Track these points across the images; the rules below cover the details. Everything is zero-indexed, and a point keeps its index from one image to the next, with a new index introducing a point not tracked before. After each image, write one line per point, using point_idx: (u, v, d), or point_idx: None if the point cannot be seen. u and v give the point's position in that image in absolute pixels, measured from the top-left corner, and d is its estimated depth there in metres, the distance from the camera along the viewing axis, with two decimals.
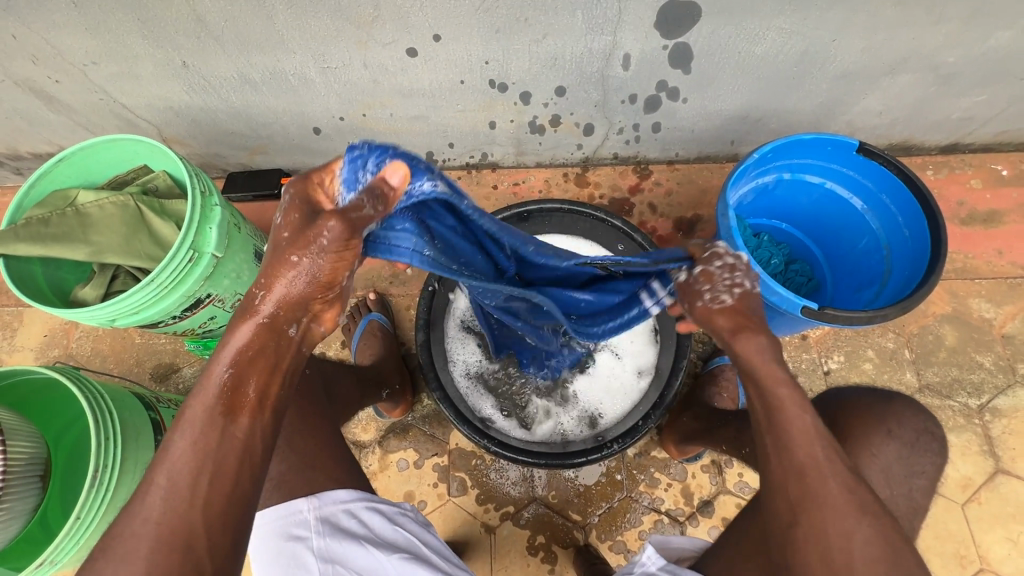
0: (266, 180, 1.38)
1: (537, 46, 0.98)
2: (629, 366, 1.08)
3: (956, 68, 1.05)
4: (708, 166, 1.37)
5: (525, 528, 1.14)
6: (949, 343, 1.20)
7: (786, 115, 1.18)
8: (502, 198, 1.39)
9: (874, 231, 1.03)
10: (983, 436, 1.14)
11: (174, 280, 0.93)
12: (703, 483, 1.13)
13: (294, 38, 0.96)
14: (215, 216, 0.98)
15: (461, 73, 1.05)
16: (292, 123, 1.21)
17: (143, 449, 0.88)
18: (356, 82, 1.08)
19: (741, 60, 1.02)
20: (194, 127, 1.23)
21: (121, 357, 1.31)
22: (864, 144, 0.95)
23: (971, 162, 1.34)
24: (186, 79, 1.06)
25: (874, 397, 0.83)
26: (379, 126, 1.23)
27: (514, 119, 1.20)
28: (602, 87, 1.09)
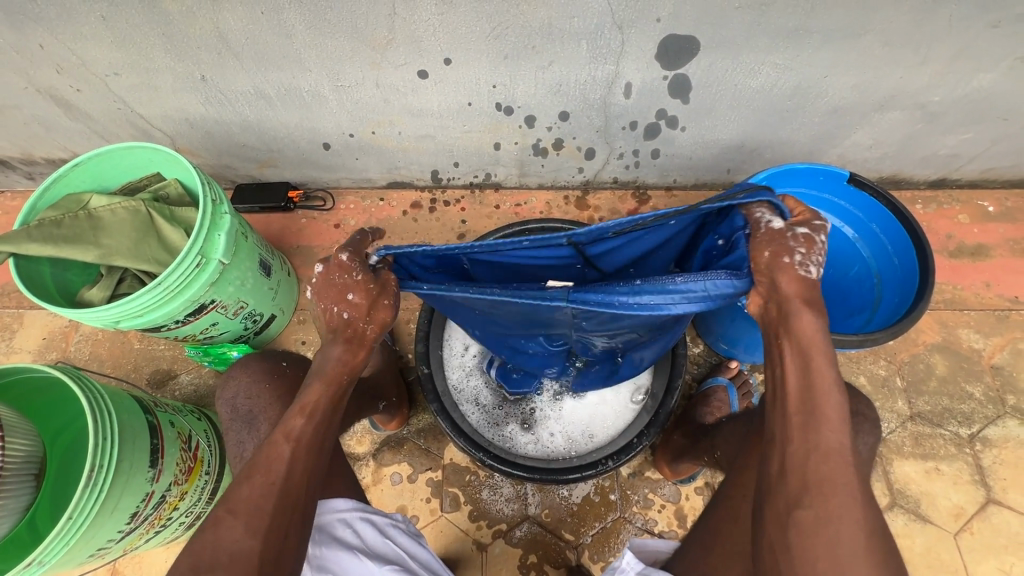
0: (273, 193, 1.41)
1: (543, 73, 1.03)
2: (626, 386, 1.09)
3: (941, 107, 1.10)
4: (705, 194, 1.42)
5: (517, 547, 1.13)
6: (939, 373, 1.22)
7: (780, 146, 1.23)
8: (504, 217, 1.42)
9: (864, 259, 1.06)
10: (974, 465, 1.15)
11: (180, 285, 0.95)
12: (696, 505, 1.13)
13: (311, 57, 1.00)
14: (224, 224, 1.00)
15: (469, 96, 1.10)
16: (303, 138, 1.25)
17: (139, 451, 0.88)
18: (368, 101, 1.12)
19: (738, 93, 1.06)
20: (207, 139, 1.26)
21: (119, 362, 1.31)
22: (855, 175, 0.98)
23: (958, 198, 1.38)
24: (204, 92, 1.10)
25: (866, 418, 0.84)
26: (387, 144, 1.26)
27: (519, 141, 1.24)
28: (604, 114, 1.14)
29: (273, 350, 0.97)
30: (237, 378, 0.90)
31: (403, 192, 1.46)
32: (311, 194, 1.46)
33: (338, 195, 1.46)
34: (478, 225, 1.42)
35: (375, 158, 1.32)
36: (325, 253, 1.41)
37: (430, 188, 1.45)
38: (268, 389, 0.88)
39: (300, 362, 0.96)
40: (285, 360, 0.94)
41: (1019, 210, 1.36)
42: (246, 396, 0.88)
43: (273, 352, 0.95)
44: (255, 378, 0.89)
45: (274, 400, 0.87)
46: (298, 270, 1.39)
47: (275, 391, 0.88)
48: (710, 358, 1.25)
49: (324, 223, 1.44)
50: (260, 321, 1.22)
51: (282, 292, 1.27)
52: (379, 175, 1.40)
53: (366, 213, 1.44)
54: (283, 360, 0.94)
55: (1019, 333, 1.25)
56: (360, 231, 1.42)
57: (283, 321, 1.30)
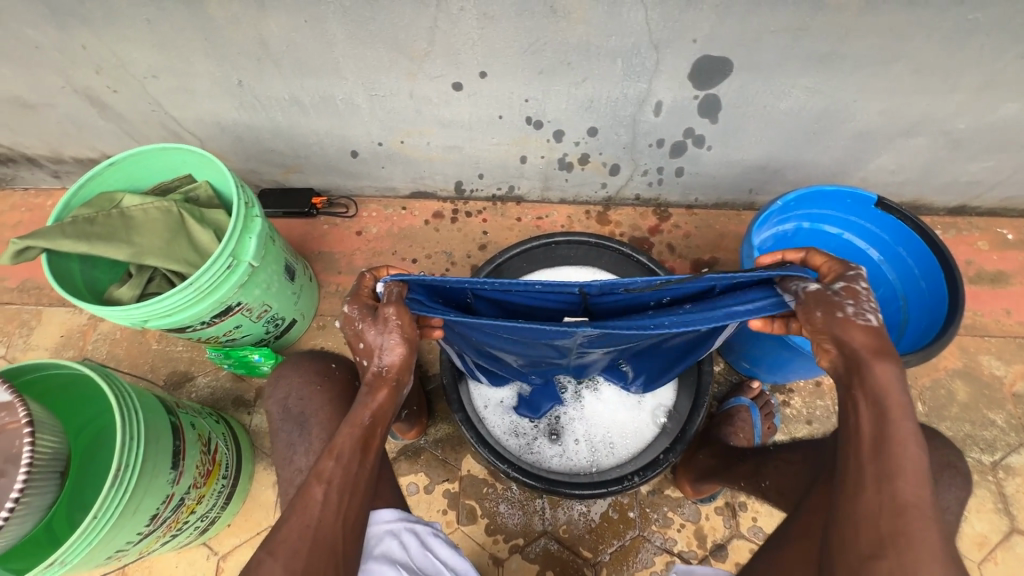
0: (297, 199, 1.42)
1: (576, 88, 1.04)
2: (650, 404, 1.09)
3: (965, 135, 1.12)
4: (726, 213, 1.43)
5: (534, 563, 1.11)
6: (961, 398, 1.22)
7: (803, 168, 1.24)
8: (525, 230, 1.43)
9: (890, 282, 1.07)
10: (997, 493, 1.13)
11: (210, 285, 0.95)
12: (716, 525, 1.12)
13: (348, 66, 1.02)
14: (255, 226, 1.01)
15: (500, 109, 1.11)
16: (332, 145, 1.26)
17: (161, 452, 0.87)
18: (400, 111, 1.13)
19: (766, 114, 1.08)
20: (237, 144, 1.28)
21: (136, 362, 1.30)
22: (883, 199, 1.00)
23: (977, 225, 1.39)
24: (239, 97, 1.12)
25: None
26: (415, 153, 1.28)
27: (545, 155, 1.26)
28: (632, 131, 1.15)
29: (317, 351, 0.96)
30: (288, 378, 0.90)
31: (425, 202, 1.47)
32: (334, 200, 1.46)
33: (360, 203, 1.47)
34: (500, 237, 1.42)
35: (401, 167, 1.34)
36: (346, 260, 1.41)
37: (452, 199, 1.46)
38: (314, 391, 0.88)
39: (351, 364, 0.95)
40: (333, 361, 0.93)
41: None
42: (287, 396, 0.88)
43: (321, 354, 0.95)
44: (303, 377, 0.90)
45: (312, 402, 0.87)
46: (318, 276, 1.39)
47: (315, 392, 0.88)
48: (732, 377, 1.24)
49: (346, 229, 1.44)
50: (281, 326, 1.22)
51: (304, 297, 1.27)
52: (403, 184, 1.41)
53: (388, 222, 1.45)
54: (333, 361, 0.93)
55: None
56: (382, 239, 1.43)
57: (302, 326, 1.30)
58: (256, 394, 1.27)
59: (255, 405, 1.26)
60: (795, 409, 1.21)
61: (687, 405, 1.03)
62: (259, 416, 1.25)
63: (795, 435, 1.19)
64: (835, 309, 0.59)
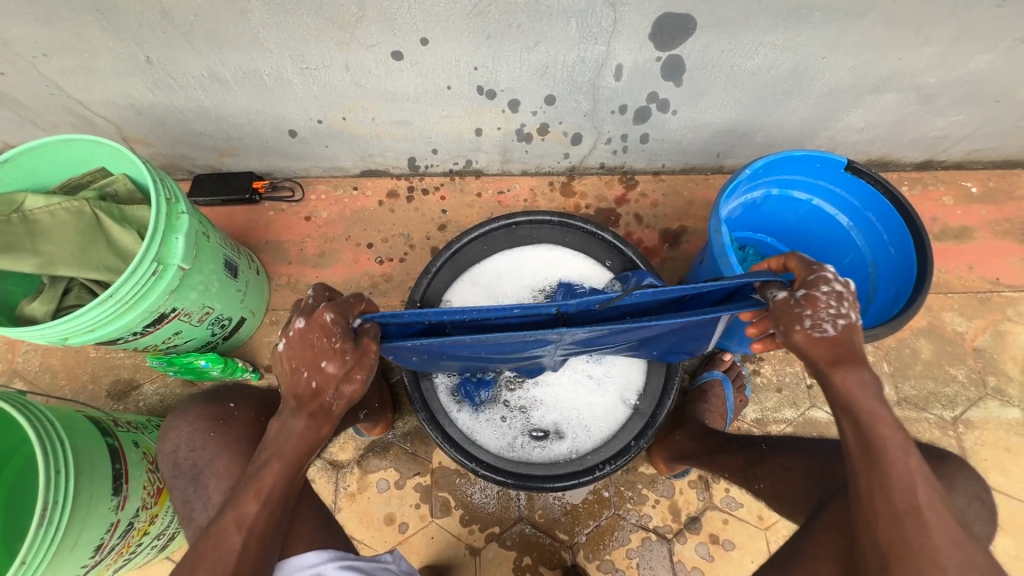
0: (236, 184, 1.31)
1: (528, 54, 0.95)
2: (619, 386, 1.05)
3: (936, 89, 1.08)
4: (693, 178, 1.38)
5: (511, 549, 1.10)
6: (924, 357, 1.23)
7: (771, 130, 1.20)
8: (486, 206, 1.36)
9: (859, 248, 1.05)
10: (957, 448, 1.16)
11: (136, 295, 0.86)
12: (690, 498, 1.12)
13: (270, 36, 0.90)
14: (182, 225, 0.90)
15: (448, 79, 1.01)
16: (266, 125, 1.14)
17: (100, 478, 0.81)
18: (337, 85, 1.02)
19: (732, 74, 1.01)
20: (158, 127, 1.14)
21: (74, 373, 1.21)
22: (853, 162, 0.96)
23: (943, 179, 1.38)
24: (150, 75, 0.98)
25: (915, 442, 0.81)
26: (360, 130, 1.17)
27: (501, 127, 1.16)
28: (592, 97, 1.07)
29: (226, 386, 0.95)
30: (175, 429, 0.87)
31: (377, 180, 1.37)
32: (278, 183, 1.35)
33: (307, 185, 1.36)
34: (460, 215, 1.35)
35: (347, 145, 1.23)
36: (297, 249, 1.32)
37: (406, 176, 1.37)
38: (211, 441, 0.85)
39: (250, 398, 0.92)
40: (232, 401, 0.90)
41: (1001, 189, 1.37)
42: (186, 449, 0.85)
43: (223, 392, 0.93)
44: (197, 428, 0.86)
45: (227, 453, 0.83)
46: (268, 266, 1.30)
47: (217, 441, 0.85)
48: (702, 351, 1.24)
49: (294, 215, 1.34)
50: (228, 326, 1.14)
51: (251, 292, 1.18)
52: (351, 162, 1.30)
53: (339, 204, 1.35)
54: (230, 400, 0.90)
55: (1001, 315, 1.27)
56: (334, 223, 1.34)
57: (253, 323, 1.22)
58: None
59: None
60: (765, 377, 1.21)
61: (660, 384, 1.01)
62: None
63: (765, 404, 1.19)
64: (797, 323, 0.63)
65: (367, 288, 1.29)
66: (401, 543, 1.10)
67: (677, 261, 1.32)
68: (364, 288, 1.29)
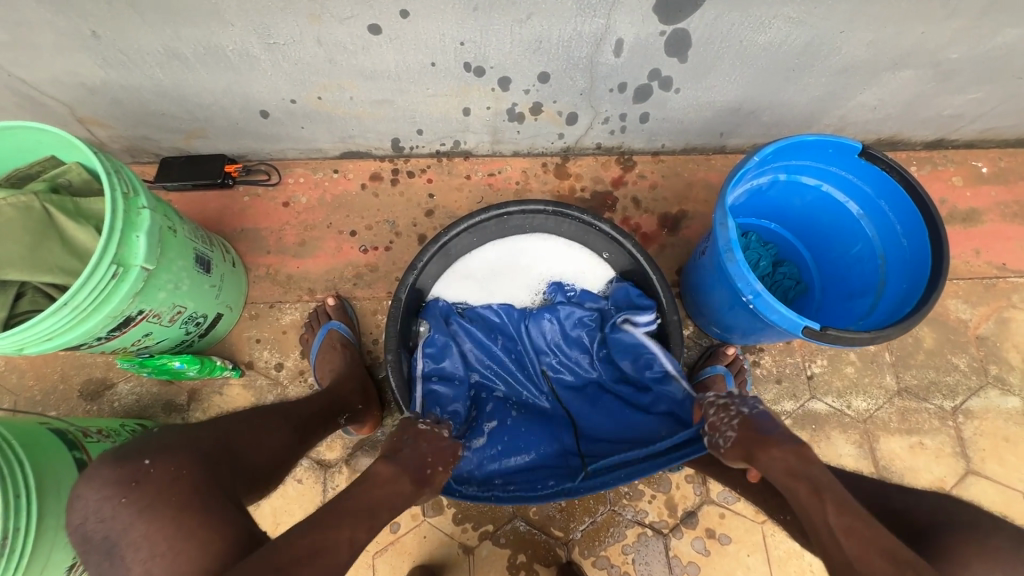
0: (206, 168, 1.22)
1: (520, 27, 0.86)
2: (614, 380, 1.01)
3: (957, 66, 1.00)
4: (694, 158, 1.31)
5: (505, 547, 1.08)
6: (927, 345, 1.20)
7: (779, 108, 1.12)
8: (476, 190, 1.28)
9: (869, 238, 0.99)
10: (956, 438, 1.15)
11: (95, 301, 0.79)
12: (687, 493, 1.10)
13: (231, 8, 0.80)
14: (143, 222, 0.83)
15: (432, 55, 0.92)
16: (234, 105, 1.05)
17: (68, 496, 0.76)
18: (310, 62, 0.93)
19: (742, 50, 0.93)
20: (115, 107, 1.04)
21: (43, 373, 1.15)
22: (867, 148, 0.90)
23: (952, 158, 1.32)
24: (99, 52, 0.88)
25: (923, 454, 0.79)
26: (337, 110, 1.08)
27: (491, 106, 1.08)
28: (590, 74, 0.98)
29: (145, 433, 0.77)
30: (87, 496, 0.69)
31: (359, 162, 1.28)
32: (252, 167, 1.26)
33: (283, 167, 1.27)
34: (448, 199, 1.27)
35: (325, 126, 1.14)
36: (275, 237, 1.24)
37: (390, 157, 1.28)
38: (128, 503, 0.67)
39: (173, 434, 0.76)
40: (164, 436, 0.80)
41: (1012, 169, 1.31)
42: (94, 521, 0.66)
43: (139, 446, 0.73)
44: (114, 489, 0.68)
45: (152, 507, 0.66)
46: (245, 257, 1.23)
47: (127, 507, 0.66)
48: (701, 342, 1.21)
49: (271, 201, 1.26)
50: (204, 323, 1.07)
51: (227, 286, 1.11)
52: (330, 144, 1.21)
53: (318, 189, 1.27)
54: (146, 456, 0.71)
55: (1006, 302, 1.24)
56: (314, 209, 1.26)
57: (231, 318, 1.16)
58: (189, 398, 1.14)
59: (189, 409, 1.14)
60: (765, 368, 1.18)
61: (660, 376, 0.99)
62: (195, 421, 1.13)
63: (764, 396, 1.16)
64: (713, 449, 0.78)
65: (351, 279, 1.22)
66: (393, 543, 1.08)
67: (676, 247, 1.27)
68: (348, 279, 1.22)
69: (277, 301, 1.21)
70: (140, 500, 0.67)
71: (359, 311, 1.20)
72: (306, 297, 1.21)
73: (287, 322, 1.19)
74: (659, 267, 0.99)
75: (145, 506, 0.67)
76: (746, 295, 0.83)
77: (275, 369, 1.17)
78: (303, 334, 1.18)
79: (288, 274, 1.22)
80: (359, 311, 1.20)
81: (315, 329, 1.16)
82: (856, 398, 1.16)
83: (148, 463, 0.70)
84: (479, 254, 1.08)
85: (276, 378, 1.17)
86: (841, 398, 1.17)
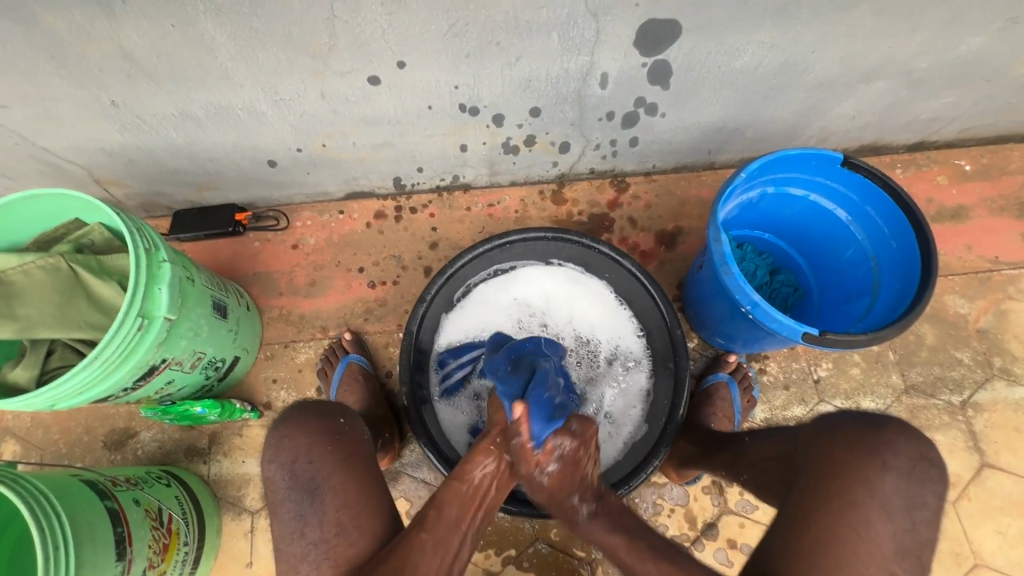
0: (218, 218, 1.27)
1: (510, 69, 0.91)
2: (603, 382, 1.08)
3: (928, 74, 1.05)
4: (685, 176, 1.35)
5: (528, 571, 1.08)
6: (929, 342, 1.22)
7: (762, 124, 1.17)
8: (477, 220, 1.33)
9: (859, 242, 1.02)
10: (967, 432, 1.16)
11: (123, 354, 0.82)
12: (705, 505, 1.11)
13: (239, 70, 0.86)
14: (164, 274, 0.87)
15: (429, 99, 0.97)
16: (243, 158, 1.10)
17: (102, 546, 0.80)
18: (314, 114, 0.98)
19: (720, 74, 0.98)
20: (131, 167, 1.10)
21: (68, 426, 1.18)
22: (848, 157, 0.94)
23: (936, 159, 1.35)
24: (117, 119, 0.94)
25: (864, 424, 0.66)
26: (341, 155, 1.13)
27: (487, 141, 1.13)
28: (579, 106, 1.04)
29: (322, 402, 0.80)
30: (293, 438, 0.73)
31: (364, 202, 1.33)
32: (261, 214, 1.31)
33: (291, 212, 1.32)
34: (450, 232, 1.32)
35: (329, 170, 1.19)
36: (286, 279, 1.28)
37: (393, 195, 1.33)
38: (332, 453, 0.72)
39: (360, 420, 0.81)
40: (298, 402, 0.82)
41: (994, 165, 1.35)
42: (306, 462, 0.71)
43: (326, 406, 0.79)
44: (313, 438, 0.73)
45: (347, 503, 0.69)
46: (258, 300, 1.27)
47: (335, 456, 0.72)
48: (706, 353, 1.24)
49: (281, 244, 1.31)
50: (223, 367, 1.11)
51: (243, 329, 1.15)
52: (335, 187, 1.26)
53: (326, 230, 1.31)
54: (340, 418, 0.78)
55: (1003, 294, 1.26)
56: (322, 250, 1.30)
57: (249, 361, 1.19)
58: (210, 442, 1.17)
59: (210, 453, 1.16)
60: (772, 375, 1.20)
61: (668, 396, 1.01)
62: (217, 464, 1.16)
63: (773, 402, 1.18)
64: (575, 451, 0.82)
65: (362, 315, 1.26)
66: None
67: (674, 263, 1.31)
68: (359, 315, 1.26)
69: (292, 341, 1.24)
70: (342, 451, 0.73)
71: (372, 345, 1.23)
72: (319, 335, 1.25)
73: (303, 360, 1.22)
74: (657, 283, 1.01)
75: (345, 459, 0.73)
76: (745, 306, 0.86)
77: None
78: (320, 368, 1.20)
79: (301, 314, 1.26)
80: (372, 345, 1.23)
81: (332, 364, 1.19)
82: (864, 399, 1.18)
83: (343, 421, 0.77)
84: (496, 296, 1.12)
85: None
86: (850, 399, 1.18)
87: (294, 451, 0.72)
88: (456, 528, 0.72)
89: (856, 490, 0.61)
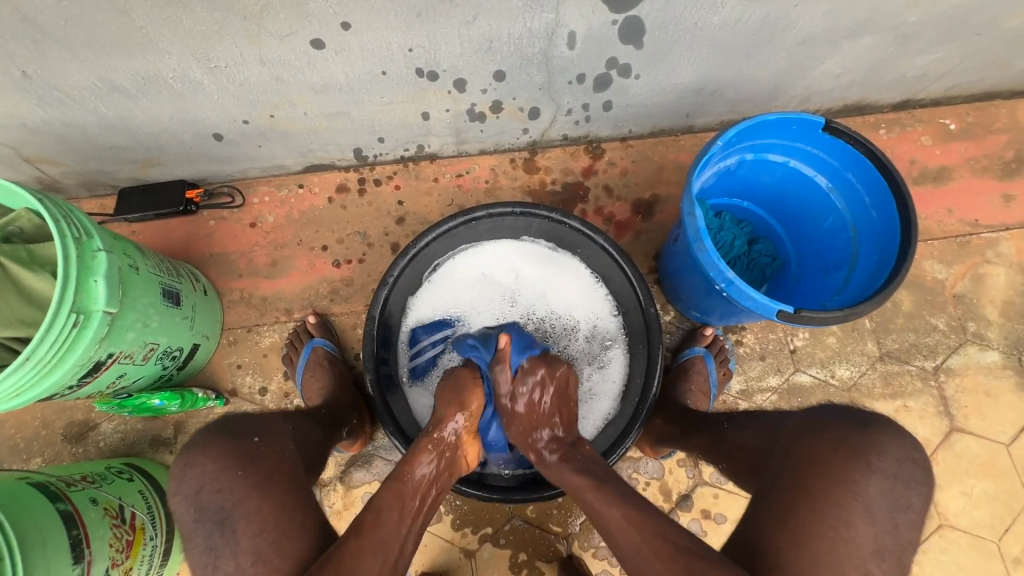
0: (166, 196, 1.18)
1: (468, 29, 0.83)
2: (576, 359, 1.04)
3: (916, 28, 0.99)
4: (663, 140, 1.29)
5: (505, 548, 1.08)
6: (905, 309, 1.21)
7: (743, 84, 1.11)
8: (446, 192, 1.26)
9: (839, 211, 0.99)
10: (939, 397, 1.17)
11: (59, 352, 0.76)
12: (680, 477, 1.11)
13: (163, 35, 0.77)
14: (99, 265, 0.80)
15: (381, 64, 0.89)
16: (185, 131, 1.02)
17: (53, 549, 0.77)
18: (256, 82, 0.90)
19: (697, 32, 0.91)
20: (61, 144, 1.01)
21: (24, 421, 1.13)
22: (830, 122, 0.88)
23: (921, 117, 1.31)
24: (33, 91, 0.85)
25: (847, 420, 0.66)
26: (293, 126, 1.05)
27: (450, 108, 1.05)
28: (547, 69, 0.96)
29: (236, 419, 0.75)
30: (196, 467, 0.66)
31: (324, 175, 1.25)
32: (214, 190, 1.23)
33: (246, 187, 1.24)
34: (418, 205, 1.25)
35: (283, 142, 1.11)
36: (246, 260, 1.22)
37: (355, 167, 1.25)
38: (241, 479, 0.65)
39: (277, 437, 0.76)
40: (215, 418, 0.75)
41: (979, 124, 1.30)
42: (211, 492, 0.63)
43: (247, 424, 0.74)
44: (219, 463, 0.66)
45: (263, 529, 0.63)
46: (217, 282, 1.21)
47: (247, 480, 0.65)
48: (683, 326, 1.22)
49: (238, 223, 1.23)
50: (181, 356, 1.06)
51: (201, 315, 1.09)
52: (292, 160, 1.18)
53: (285, 206, 1.24)
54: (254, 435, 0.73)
55: (981, 258, 1.24)
56: (282, 227, 1.23)
57: (210, 347, 1.14)
58: (176, 431, 1.13)
59: (177, 442, 1.13)
60: (748, 346, 1.18)
61: (643, 374, 0.98)
62: None
63: (749, 374, 1.17)
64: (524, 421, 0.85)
65: (327, 295, 1.20)
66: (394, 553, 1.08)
67: (651, 233, 1.26)
68: (325, 296, 1.20)
69: (255, 325, 1.19)
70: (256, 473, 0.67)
71: (339, 327, 1.19)
72: (284, 317, 1.20)
73: (267, 345, 1.18)
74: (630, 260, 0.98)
75: (261, 479, 0.67)
76: (719, 284, 0.83)
77: (260, 394, 1.15)
78: (285, 354, 1.16)
79: (263, 297, 1.20)
80: (339, 327, 1.19)
81: (297, 349, 1.14)
82: (840, 367, 1.18)
83: (257, 441, 0.72)
84: (467, 276, 1.06)
85: (261, 403, 1.15)
86: (825, 368, 1.18)
87: (197, 481, 0.65)
88: (402, 521, 0.72)
89: (839, 491, 0.59)
